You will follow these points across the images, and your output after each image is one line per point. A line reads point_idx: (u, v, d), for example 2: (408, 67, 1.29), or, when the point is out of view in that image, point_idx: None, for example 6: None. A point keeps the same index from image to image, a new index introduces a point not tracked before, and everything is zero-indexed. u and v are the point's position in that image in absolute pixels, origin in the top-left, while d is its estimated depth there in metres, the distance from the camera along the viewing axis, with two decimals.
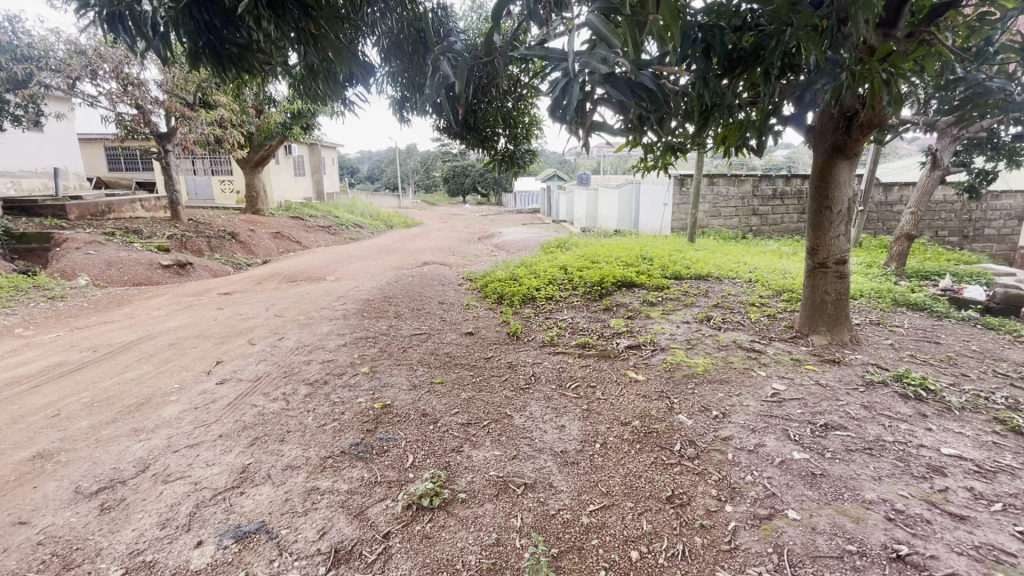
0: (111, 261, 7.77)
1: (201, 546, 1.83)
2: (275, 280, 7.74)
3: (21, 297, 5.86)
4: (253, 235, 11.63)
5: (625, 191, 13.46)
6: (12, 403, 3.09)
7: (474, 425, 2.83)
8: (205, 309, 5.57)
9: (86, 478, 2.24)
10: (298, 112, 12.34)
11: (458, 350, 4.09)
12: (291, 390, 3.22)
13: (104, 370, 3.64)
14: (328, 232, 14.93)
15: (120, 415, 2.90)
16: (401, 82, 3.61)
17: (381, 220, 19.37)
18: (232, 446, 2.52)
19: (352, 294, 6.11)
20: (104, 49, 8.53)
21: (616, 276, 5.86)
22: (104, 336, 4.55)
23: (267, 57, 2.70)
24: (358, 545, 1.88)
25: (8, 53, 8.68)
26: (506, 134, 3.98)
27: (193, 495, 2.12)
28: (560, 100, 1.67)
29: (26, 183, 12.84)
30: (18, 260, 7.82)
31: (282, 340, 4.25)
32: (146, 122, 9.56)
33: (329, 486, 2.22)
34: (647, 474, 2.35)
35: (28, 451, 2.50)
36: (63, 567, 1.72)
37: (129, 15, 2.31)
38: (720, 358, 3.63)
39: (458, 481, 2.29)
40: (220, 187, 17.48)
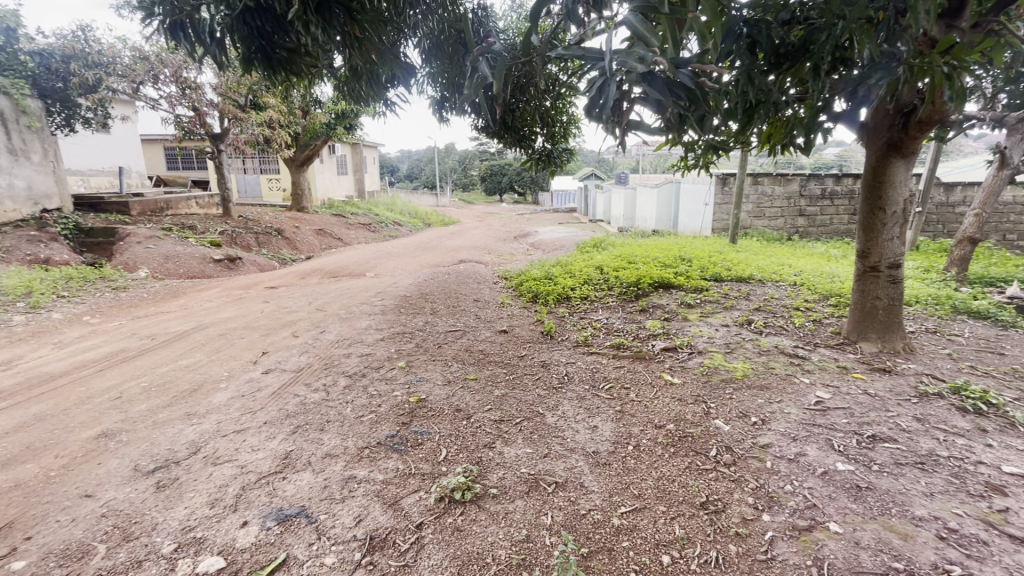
0: (168, 255, 8.23)
1: (246, 527, 1.93)
2: (318, 275, 8.02)
3: (89, 287, 6.31)
4: (297, 231, 12.09)
5: (665, 191, 13.20)
6: (80, 385, 3.35)
7: (506, 422, 2.85)
8: (252, 302, 5.85)
9: (144, 457, 2.40)
10: (342, 113, 12.72)
11: (492, 347, 4.14)
12: (331, 381, 3.34)
13: (161, 357, 3.88)
14: (368, 229, 15.33)
15: (175, 399, 3.08)
16: (441, 83, 3.67)
17: (420, 218, 19.74)
18: (276, 433, 2.64)
19: (390, 290, 6.26)
20: (166, 54, 9.05)
21: (653, 277, 5.76)
22: (161, 325, 4.84)
23: (314, 59, 2.82)
24: (392, 534, 1.94)
25: (80, 60, 9.32)
26: (543, 134, 4.00)
27: (239, 477, 2.24)
28: (597, 100, 1.65)
29: (94, 181, 13.76)
30: (86, 252, 8.40)
31: (323, 333, 4.41)
32: (201, 123, 10.08)
33: (365, 475, 2.29)
34: (681, 479, 2.31)
35: (94, 430, 2.69)
36: (123, 539, 1.85)
37: (190, 23, 2.47)
38: (760, 363, 3.52)
39: (490, 477, 2.32)
40: (269, 185, 18.26)
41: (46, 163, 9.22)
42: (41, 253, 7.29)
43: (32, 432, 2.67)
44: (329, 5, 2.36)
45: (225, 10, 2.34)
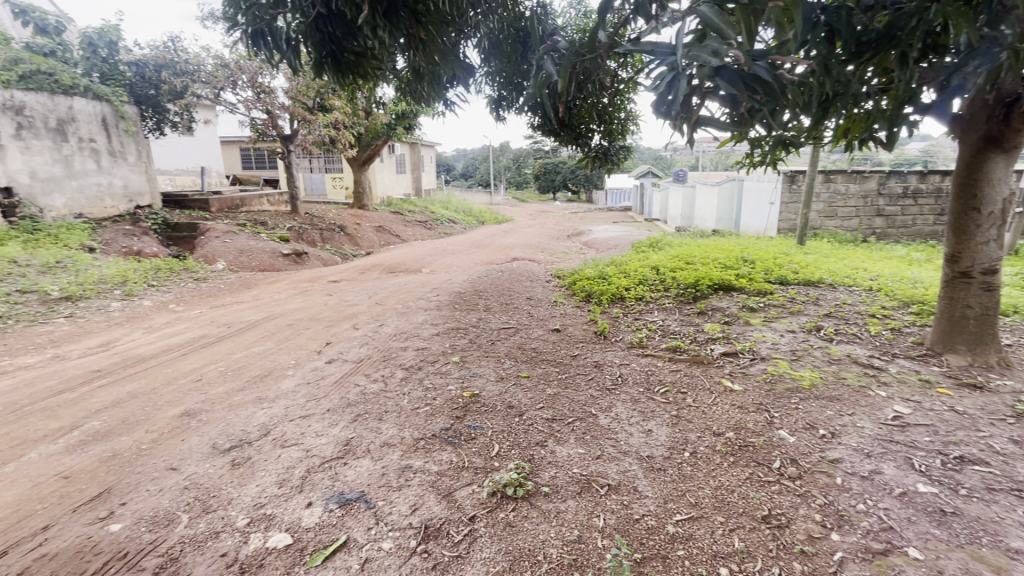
0: (243, 249, 8.80)
1: (311, 507, 2.04)
2: (377, 271, 8.32)
3: (175, 277, 6.86)
4: (358, 228, 12.59)
5: (726, 189, 12.67)
6: (167, 366, 3.65)
7: (559, 421, 2.84)
8: (317, 295, 6.15)
9: (221, 436, 2.58)
10: (402, 113, 13.11)
11: (545, 345, 4.14)
12: (389, 372, 3.46)
13: (236, 344, 4.15)
14: (425, 226, 15.72)
15: (248, 384, 3.30)
16: (499, 82, 3.71)
17: (474, 216, 20.03)
18: (338, 420, 2.77)
19: (445, 286, 6.40)
20: (244, 62, 9.70)
21: (713, 278, 5.54)
22: (236, 314, 5.19)
23: (378, 61, 2.94)
24: (445, 524, 1.98)
25: (170, 69, 10.19)
26: (601, 131, 3.95)
27: (304, 460, 2.36)
28: (665, 96, 1.55)
29: (179, 180, 14.96)
30: (172, 246, 9.15)
31: (381, 326, 4.57)
32: (273, 125, 10.69)
33: (420, 465, 2.36)
34: (741, 490, 2.22)
35: (178, 409, 2.93)
36: (203, 511, 1.99)
37: (269, 32, 2.62)
38: (830, 373, 3.30)
39: (542, 475, 2.32)
40: (333, 184, 19.14)
41: (139, 164, 10.12)
42: (135, 246, 8.02)
43: (127, 407, 2.94)
44: (396, 7, 2.46)
45: (302, 18, 2.51)
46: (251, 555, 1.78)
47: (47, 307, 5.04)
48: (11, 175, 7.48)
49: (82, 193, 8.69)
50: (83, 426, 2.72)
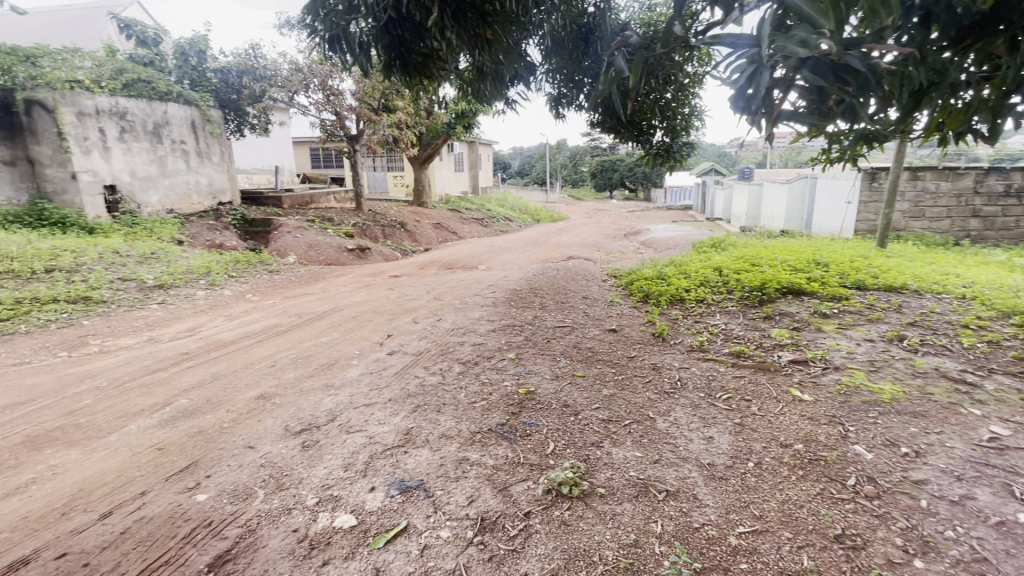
0: (311, 243, 9.28)
1: (374, 492, 2.13)
2: (436, 266, 8.54)
3: (252, 269, 7.36)
4: (418, 225, 12.97)
5: (797, 187, 11.95)
6: (244, 352, 3.93)
7: (615, 422, 2.80)
8: (379, 289, 6.40)
9: (292, 419, 2.75)
10: (461, 112, 13.36)
11: (601, 345, 4.09)
12: (447, 366, 3.55)
13: (305, 333, 4.40)
14: (481, 223, 15.95)
15: (316, 371, 3.49)
16: (560, 79, 3.69)
17: (529, 214, 20.10)
18: (399, 410, 2.87)
19: (501, 283, 6.46)
20: (316, 66, 10.23)
21: (781, 282, 5.25)
22: (306, 305, 5.50)
23: (443, 63, 3.02)
24: (501, 518, 2.01)
25: (251, 74, 10.93)
26: (663, 127, 3.83)
27: (368, 447, 2.47)
28: (745, 90, 1.52)
29: (256, 178, 16.01)
30: (249, 240, 9.80)
31: (440, 321, 4.69)
32: (341, 126, 11.16)
33: (477, 458, 2.40)
34: (811, 505, 2.09)
35: (255, 391, 3.15)
36: (277, 488, 2.13)
37: (344, 37, 2.76)
38: (914, 387, 3.04)
39: (597, 476, 2.30)
40: (394, 182, 19.81)
41: (222, 164, 10.90)
42: (217, 240, 8.66)
43: (211, 388, 3.20)
44: (463, 9, 2.54)
45: (374, 22, 2.63)
46: (319, 533, 1.88)
47: (144, 294, 5.56)
48: (114, 174, 8.31)
49: (173, 191, 9.49)
50: (174, 403, 2.97)
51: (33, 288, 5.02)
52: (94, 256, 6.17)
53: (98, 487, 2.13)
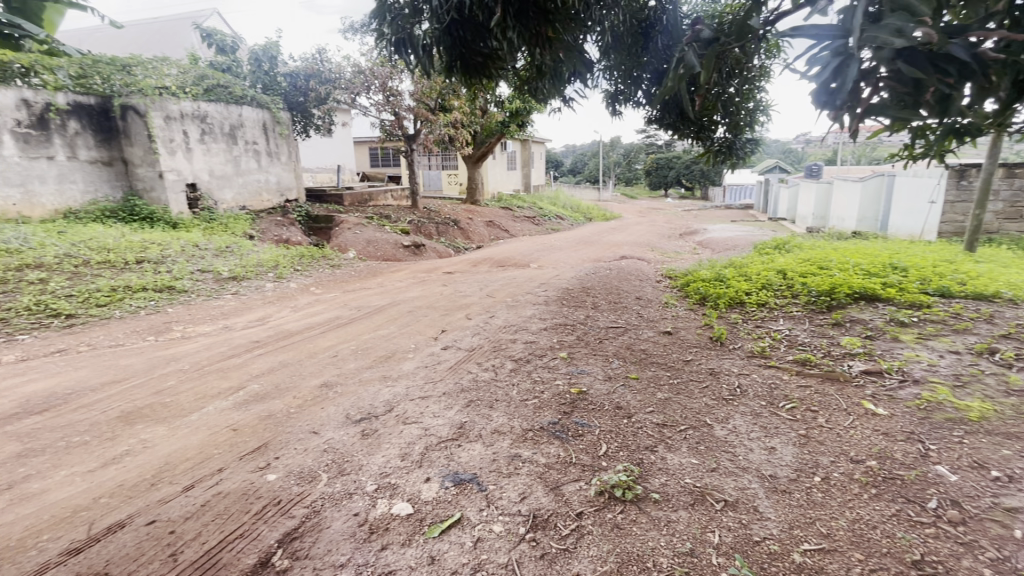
0: (369, 239, 9.62)
1: (429, 482, 2.19)
2: (488, 264, 8.64)
3: (316, 263, 7.73)
4: (471, 223, 13.15)
5: (872, 185, 11.15)
6: (309, 342, 4.13)
7: (670, 427, 2.73)
8: (433, 285, 6.55)
9: (353, 408, 2.87)
10: (516, 110, 13.40)
11: (655, 347, 3.99)
12: (499, 363, 3.59)
13: (364, 326, 4.58)
14: (533, 222, 15.96)
15: (374, 363, 3.63)
16: (617, 77, 3.62)
17: (581, 212, 19.91)
18: (453, 404, 2.93)
19: (553, 282, 6.44)
20: (377, 68, 10.58)
21: (853, 286, 4.90)
22: (364, 299, 5.72)
23: (502, 63, 3.05)
24: (553, 516, 2.01)
25: (317, 78, 11.40)
26: (725, 123, 3.67)
27: (423, 438, 2.54)
28: (829, 84, 1.50)
29: (319, 177, 16.80)
30: (312, 235, 10.28)
31: (492, 318, 4.74)
32: (399, 126, 11.46)
33: (529, 456, 2.41)
34: (885, 527, 1.96)
35: (318, 380, 3.31)
36: (339, 473, 2.24)
37: (409, 40, 2.86)
38: (1008, 406, 2.76)
39: (652, 481, 2.25)
40: (448, 180, 20.19)
41: (290, 163, 11.51)
42: (284, 235, 9.15)
43: (279, 375, 3.39)
44: (525, 8, 2.57)
45: (436, 24, 2.70)
46: (379, 519, 1.96)
47: (219, 285, 5.97)
48: (195, 173, 8.97)
49: (245, 189, 10.12)
50: (246, 387, 3.18)
51: (126, 277, 5.50)
52: (178, 249, 6.69)
53: (181, 462, 2.31)
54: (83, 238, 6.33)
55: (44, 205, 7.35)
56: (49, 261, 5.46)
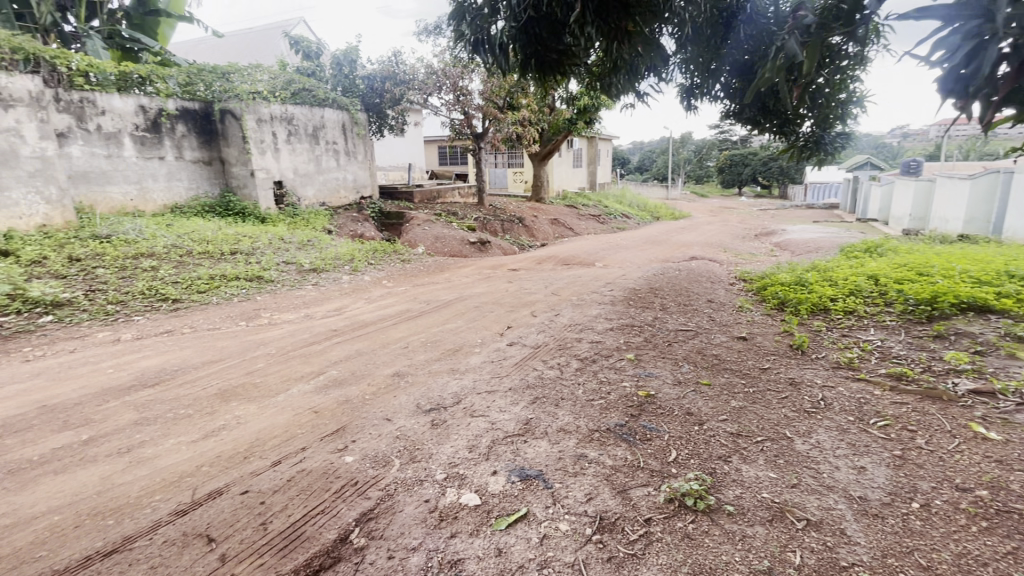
0: (438, 235, 9.88)
1: (496, 475, 2.22)
2: (552, 262, 8.63)
3: (388, 258, 8.07)
4: (535, 220, 13.16)
5: (984, 184, 9.98)
6: (382, 333, 4.32)
7: (745, 437, 2.60)
8: (499, 282, 6.63)
9: (422, 399, 2.96)
10: (584, 107, 13.24)
11: (729, 353, 3.81)
12: (564, 361, 3.57)
13: (433, 319, 4.72)
14: (598, 220, 15.72)
15: (443, 356, 3.74)
16: (694, 70, 3.50)
17: (649, 211, 19.36)
18: (519, 399, 2.96)
19: (619, 282, 6.32)
20: (449, 69, 10.85)
21: (961, 295, 4.39)
22: (433, 293, 5.90)
23: (577, 60, 3.13)
24: (621, 520, 1.97)
25: (393, 79, 11.84)
26: (812, 117, 3.41)
27: (490, 432, 2.59)
28: (959, 70, 1.47)
29: (392, 175, 17.49)
30: (385, 231, 10.74)
31: (557, 316, 4.73)
32: (468, 125, 11.70)
33: (595, 456, 2.39)
34: (998, 565, 1.74)
35: (391, 369, 3.46)
36: (411, 459, 2.32)
37: (487, 39, 2.89)
38: None
39: (726, 492, 2.15)
40: (514, 177, 20.33)
41: (366, 162, 12.07)
42: (359, 230, 9.62)
43: (356, 362, 3.58)
44: (606, 3, 2.64)
45: (513, 23, 2.78)
46: (448, 507, 2.01)
47: (302, 276, 6.38)
48: (282, 171, 9.64)
49: (325, 186, 10.75)
50: (326, 373, 3.39)
51: (222, 266, 6.02)
52: (266, 242, 7.23)
53: (270, 438, 2.50)
54: (187, 231, 7.00)
55: (156, 201, 8.24)
56: (160, 251, 6.09)
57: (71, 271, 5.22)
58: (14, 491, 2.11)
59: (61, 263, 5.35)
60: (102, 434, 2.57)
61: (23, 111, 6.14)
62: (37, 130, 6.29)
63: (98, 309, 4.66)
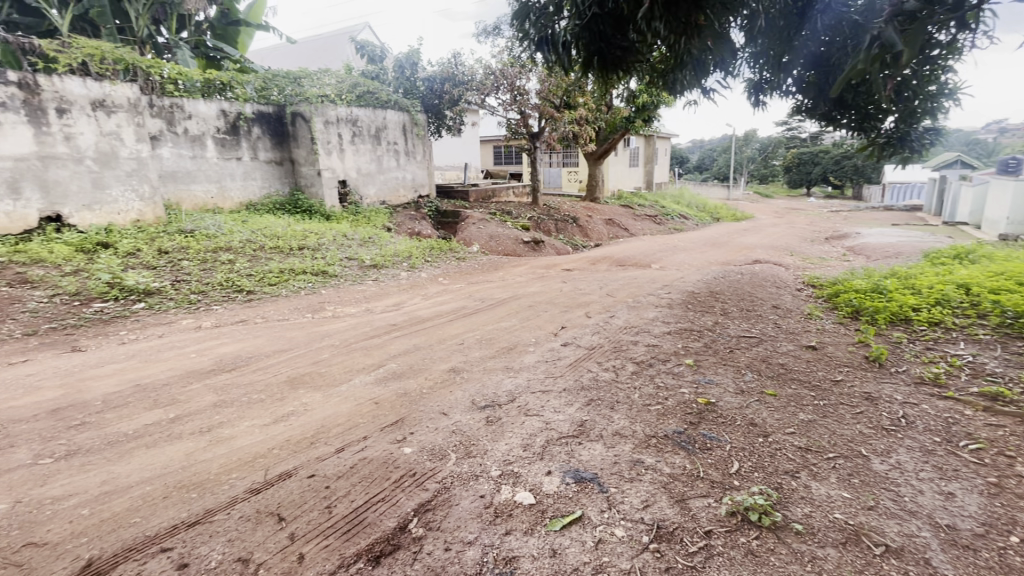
0: (492, 235, 9.97)
1: (550, 475, 2.22)
2: (607, 262, 8.50)
3: (444, 255, 8.24)
4: (590, 221, 13.01)
5: None
6: (438, 328, 4.42)
7: (815, 453, 2.45)
8: (553, 281, 6.61)
9: (477, 395, 3.00)
10: (644, 104, 12.92)
11: (797, 363, 3.60)
12: (620, 364, 3.51)
13: (488, 317, 4.78)
14: (655, 221, 15.32)
15: (497, 353, 3.77)
16: (764, 64, 3.37)
17: (708, 212, 18.65)
18: (573, 401, 2.93)
19: (677, 284, 6.13)
20: (507, 69, 10.93)
21: None
22: (488, 291, 5.97)
23: (640, 56, 3.11)
24: (679, 530, 1.91)
25: (452, 81, 12.05)
26: (897, 112, 3.18)
27: (544, 432, 2.58)
28: None
29: (448, 175, 17.85)
30: (441, 229, 10.98)
31: (612, 318, 4.65)
32: (524, 125, 11.72)
33: (652, 463, 2.33)
34: None
35: (447, 364, 3.53)
36: (466, 454, 2.36)
37: (552, 38, 2.92)
38: None
39: (794, 510, 2.03)
40: (568, 177, 20.20)
41: (425, 161, 12.35)
42: (416, 228, 9.89)
43: (413, 357, 3.68)
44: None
45: (578, 21, 2.75)
46: (503, 504, 2.03)
47: (363, 271, 6.65)
48: (346, 171, 10.06)
49: (386, 185, 11.12)
50: (385, 365, 3.50)
51: (291, 261, 6.37)
52: (331, 238, 7.59)
53: (334, 426, 2.62)
54: (260, 227, 7.46)
55: (234, 199, 8.85)
56: (236, 245, 6.53)
57: (160, 263, 5.70)
58: (112, 460, 2.33)
59: (152, 254, 5.85)
60: (186, 413, 2.79)
61: (123, 117, 6.77)
62: (134, 133, 6.92)
63: (183, 298, 5.05)
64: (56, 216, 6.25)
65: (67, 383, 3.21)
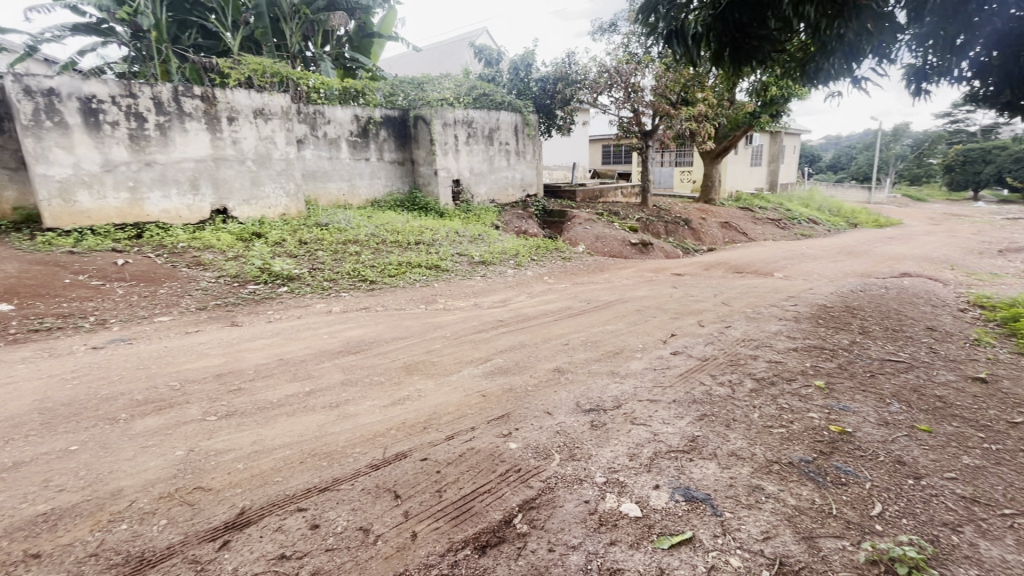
0: (598, 235, 9.80)
1: (658, 490, 2.12)
2: (722, 269, 7.95)
3: (549, 254, 8.28)
4: (703, 223, 12.30)
5: None
6: (544, 327, 4.45)
7: (985, 506, 2.06)
8: (662, 286, 6.33)
9: (582, 398, 2.97)
10: (772, 99, 11.88)
11: (959, 396, 3.06)
12: (737, 379, 3.25)
13: (594, 319, 4.71)
14: (778, 225, 14.02)
15: (603, 356, 3.70)
16: (932, 47, 2.94)
17: (843, 216, 16.68)
18: (684, 414, 2.78)
19: (805, 296, 5.55)
20: (622, 66, 10.67)
21: None
22: (594, 293, 5.88)
23: (780, 45, 2.88)
24: (806, 570, 1.72)
25: (565, 80, 12.08)
26: None
27: (652, 443, 2.47)
28: None
29: (556, 174, 17.93)
30: (547, 228, 11.02)
31: (729, 329, 4.33)
32: (637, 122, 11.26)
33: (774, 491, 2.12)
34: None
35: (552, 364, 3.54)
36: (571, 457, 2.34)
37: (682, 30, 2.80)
38: None
39: (955, 570, 1.72)
40: (681, 177, 19.26)
41: (534, 161, 12.48)
42: (523, 227, 10.05)
43: (519, 353, 3.74)
44: None
45: (711, 10, 2.66)
46: (608, 512, 1.98)
47: (472, 267, 6.91)
48: (460, 171, 10.53)
49: (497, 184, 11.45)
50: (492, 360, 3.60)
51: (408, 254, 6.82)
52: (444, 234, 8.01)
53: (445, 414, 2.75)
54: (383, 222, 8.09)
55: (362, 195, 9.71)
56: (363, 238, 7.15)
57: (301, 252, 6.42)
58: (261, 424, 2.67)
59: (294, 244, 6.61)
60: (319, 389, 3.10)
61: (277, 123, 7.73)
62: (285, 137, 7.87)
63: (318, 284, 5.64)
64: (223, 210, 7.34)
65: (228, 352, 3.74)
